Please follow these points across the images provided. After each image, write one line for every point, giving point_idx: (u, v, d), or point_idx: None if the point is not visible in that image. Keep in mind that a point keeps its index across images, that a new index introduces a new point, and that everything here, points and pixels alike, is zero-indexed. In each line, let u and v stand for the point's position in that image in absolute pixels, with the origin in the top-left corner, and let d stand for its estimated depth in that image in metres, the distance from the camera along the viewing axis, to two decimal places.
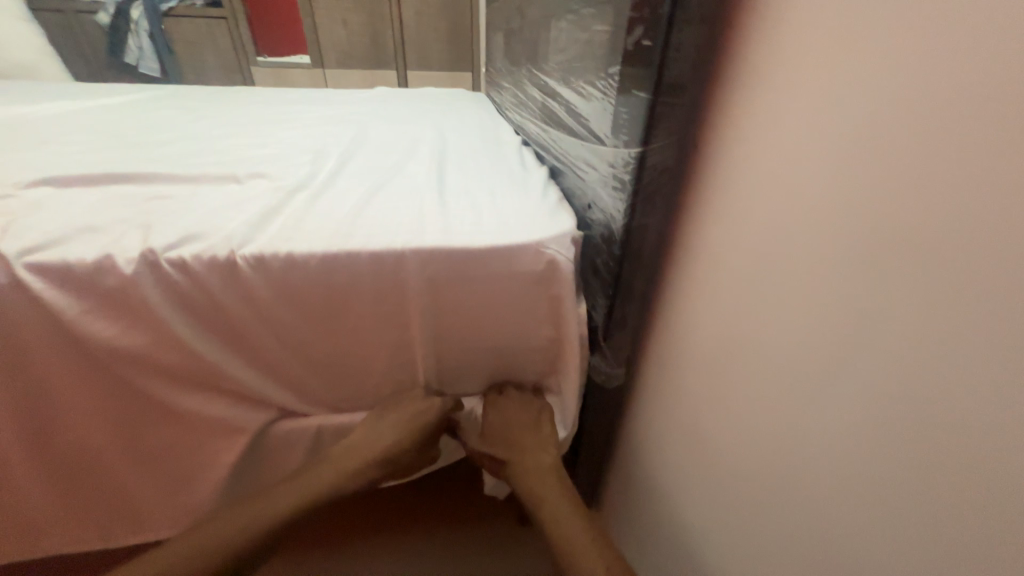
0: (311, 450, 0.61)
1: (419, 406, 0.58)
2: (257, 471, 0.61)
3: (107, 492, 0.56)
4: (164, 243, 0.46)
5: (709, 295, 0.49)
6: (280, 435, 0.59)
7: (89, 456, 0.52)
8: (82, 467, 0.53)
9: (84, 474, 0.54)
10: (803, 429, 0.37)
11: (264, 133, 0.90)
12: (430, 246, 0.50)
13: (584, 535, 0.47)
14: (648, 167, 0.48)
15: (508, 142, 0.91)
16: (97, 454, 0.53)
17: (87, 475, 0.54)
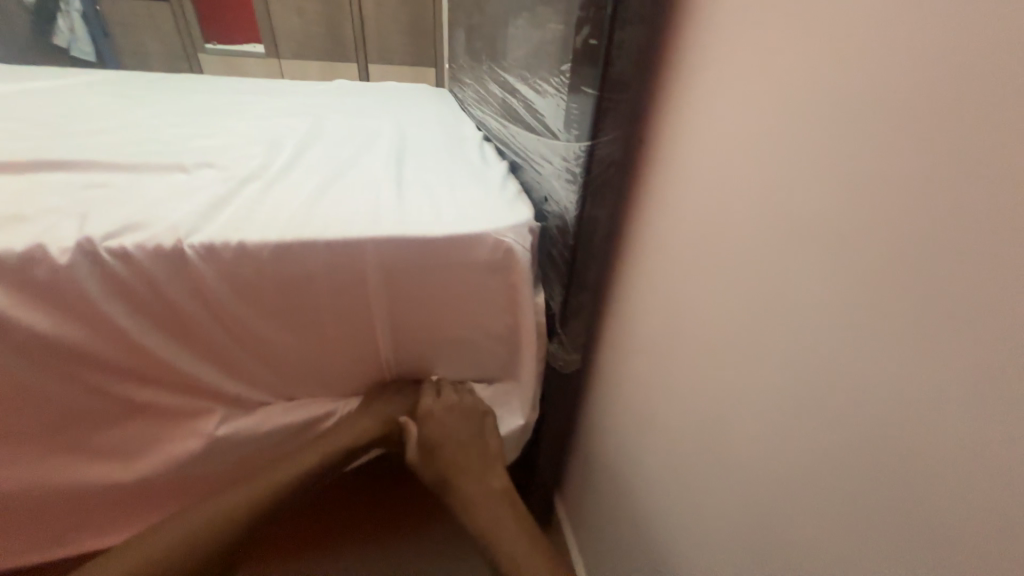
0: None
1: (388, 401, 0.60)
2: None
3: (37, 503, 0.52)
4: (104, 232, 0.44)
5: (658, 281, 0.52)
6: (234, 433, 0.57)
7: (20, 460, 0.49)
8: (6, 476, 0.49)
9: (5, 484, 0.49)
10: (743, 398, 0.41)
11: (212, 123, 0.86)
12: (389, 235, 0.51)
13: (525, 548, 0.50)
14: (598, 160, 0.51)
15: (468, 136, 0.91)
16: (28, 457, 0.49)
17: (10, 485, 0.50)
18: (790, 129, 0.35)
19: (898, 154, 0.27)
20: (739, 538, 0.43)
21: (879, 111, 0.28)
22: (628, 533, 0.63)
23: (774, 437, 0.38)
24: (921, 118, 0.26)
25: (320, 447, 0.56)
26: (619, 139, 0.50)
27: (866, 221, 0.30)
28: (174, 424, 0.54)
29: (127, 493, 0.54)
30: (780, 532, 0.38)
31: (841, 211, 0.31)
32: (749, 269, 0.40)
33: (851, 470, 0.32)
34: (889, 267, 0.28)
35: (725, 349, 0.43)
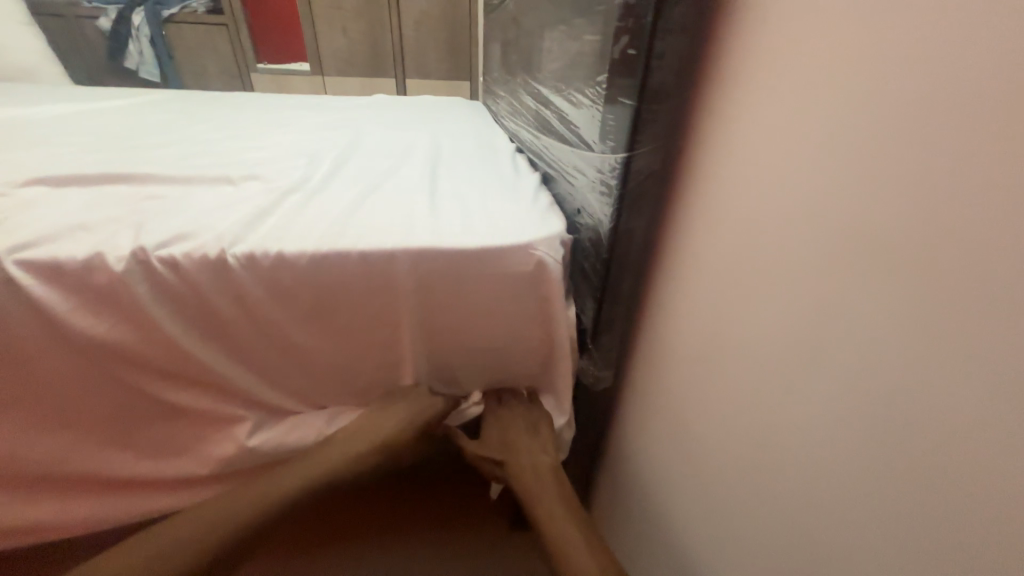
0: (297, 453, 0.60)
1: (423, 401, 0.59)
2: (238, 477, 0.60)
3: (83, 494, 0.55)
4: (155, 241, 0.47)
5: (697, 299, 0.50)
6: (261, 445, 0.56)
7: (71, 455, 0.52)
8: (55, 468, 0.52)
9: (56, 474, 0.52)
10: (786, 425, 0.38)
11: (260, 138, 0.91)
12: (420, 246, 0.51)
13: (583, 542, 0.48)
14: (634, 172, 0.49)
15: (501, 148, 0.92)
16: (80, 452, 0.52)
17: (60, 475, 0.52)
18: (840, 139, 0.32)
19: (958, 168, 0.25)
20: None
21: (934, 122, 0.26)
22: (658, 563, 0.60)
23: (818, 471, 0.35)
24: (984, 130, 0.23)
25: (321, 456, 0.54)
26: (658, 148, 0.48)
27: (922, 241, 0.27)
28: (213, 426, 0.56)
29: (165, 489, 0.56)
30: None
31: (895, 229, 0.28)
32: (794, 289, 0.37)
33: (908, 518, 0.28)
34: (951, 293, 0.25)
35: (770, 374, 0.40)
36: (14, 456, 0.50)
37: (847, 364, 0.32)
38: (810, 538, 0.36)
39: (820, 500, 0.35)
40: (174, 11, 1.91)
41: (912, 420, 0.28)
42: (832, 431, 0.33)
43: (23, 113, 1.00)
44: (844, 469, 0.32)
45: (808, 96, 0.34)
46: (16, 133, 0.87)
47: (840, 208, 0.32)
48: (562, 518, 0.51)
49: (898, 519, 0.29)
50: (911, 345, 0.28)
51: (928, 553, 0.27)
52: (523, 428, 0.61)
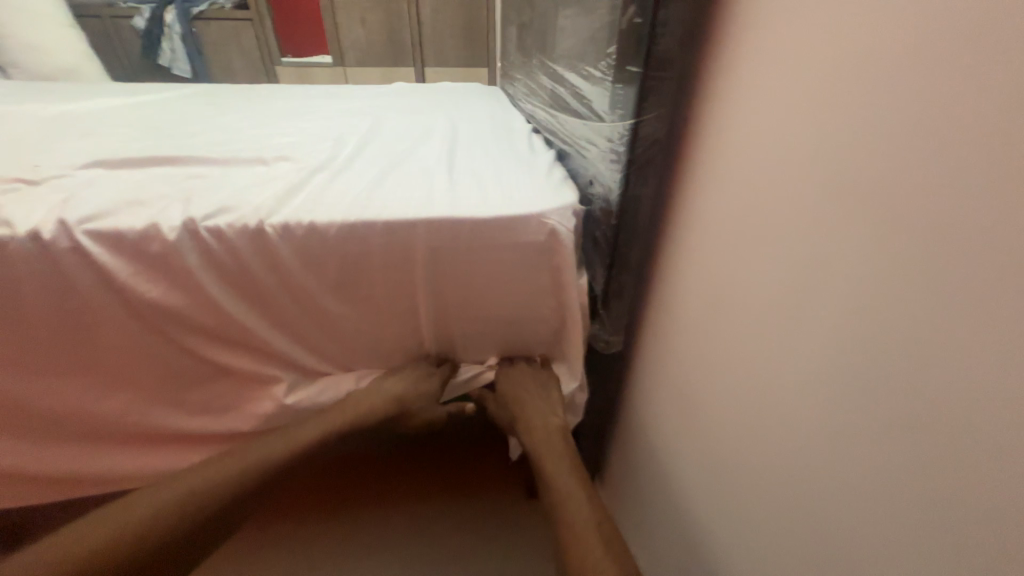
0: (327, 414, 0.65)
1: (419, 372, 0.64)
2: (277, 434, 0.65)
3: (144, 444, 0.61)
4: (202, 213, 0.52)
5: (703, 262, 0.51)
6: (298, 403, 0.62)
7: (134, 409, 0.58)
8: (121, 420, 0.59)
9: (121, 425, 0.59)
10: (786, 374, 0.40)
11: (287, 124, 0.96)
12: (439, 216, 0.54)
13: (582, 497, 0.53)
14: (642, 139, 0.51)
15: (517, 128, 0.94)
16: (143, 405, 0.58)
17: (126, 426, 0.59)
18: (837, 91, 0.33)
19: (945, 113, 0.26)
20: (780, 522, 0.42)
21: (929, 69, 0.27)
22: (669, 518, 0.63)
23: (817, 413, 0.37)
24: (971, 74, 0.25)
25: (337, 415, 0.59)
26: (664, 115, 0.50)
27: (913, 186, 0.28)
28: (254, 385, 0.61)
29: (215, 440, 0.63)
30: (830, 518, 0.36)
31: (887, 175, 0.30)
32: (791, 242, 0.39)
33: (897, 446, 0.30)
34: (938, 231, 0.27)
35: (772, 328, 0.42)
36: (88, 408, 0.57)
37: (844, 311, 0.34)
38: (811, 478, 0.38)
39: (824, 443, 0.37)
40: (203, 8, 1.98)
41: (908, 358, 0.29)
42: (832, 375, 0.35)
43: (71, 108, 1.07)
44: (846, 409, 0.34)
45: (810, 55, 0.36)
46: (68, 125, 0.94)
47: (837, 162, 0.34)
48: (560, 475, 0.56)
49: (893, 450, 0.31)
50: (905, 285, 0.29)
51: (921, 476, 0.29)
52: (534, 393, 0.65)
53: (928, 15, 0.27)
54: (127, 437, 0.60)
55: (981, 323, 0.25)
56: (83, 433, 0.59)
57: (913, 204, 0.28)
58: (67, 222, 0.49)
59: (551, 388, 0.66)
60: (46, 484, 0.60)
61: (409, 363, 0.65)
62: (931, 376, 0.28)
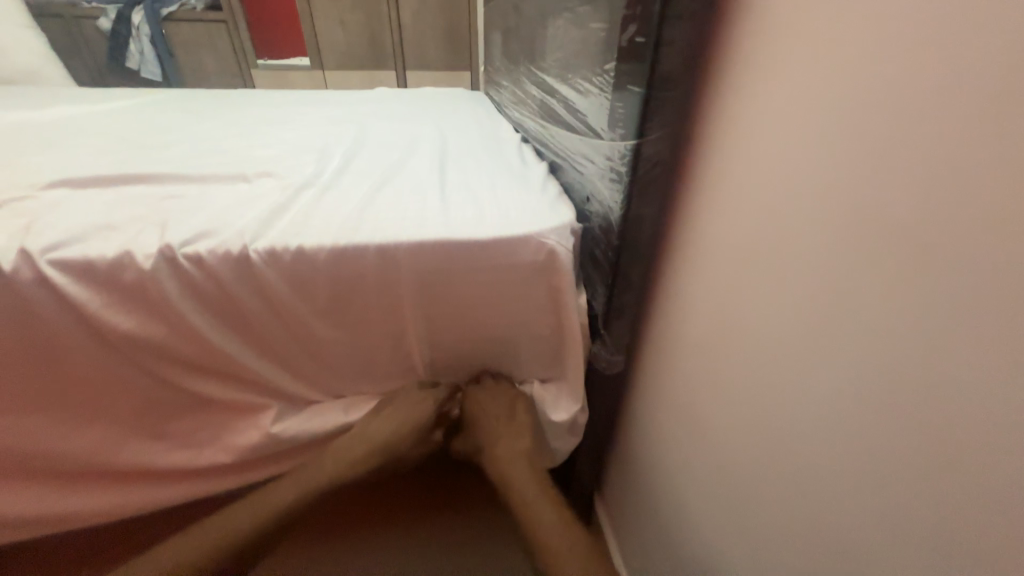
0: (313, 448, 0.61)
1: (412, 399, 0.61)
2: (259, 470, 0.61)
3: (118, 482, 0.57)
4: (180, 239, 0.48)
5: (708, 283, 0.51)
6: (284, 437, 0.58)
7: (107, 447, 0.54)
8: (93, 458, 0.54)
9: (93, 465, 0.55)
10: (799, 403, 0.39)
11: (267, 134, 0.92)
12: (432, 238, 0.52)
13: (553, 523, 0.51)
14: (643, 159, 0.49)
15: (507, 139, 0.93)
16: (115, 443, 0.54)
17: (98, 465, 0.55)
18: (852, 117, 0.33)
19: (953, 149, 0.25)
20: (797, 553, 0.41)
21: (939, 107, 0.26)
22: (674, 540, 0.61)
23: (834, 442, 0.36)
24: (981, 112, 0.24)
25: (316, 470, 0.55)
26: (667, 134, 0.49)
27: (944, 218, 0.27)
28: (239, 416, 0.58)
29: (196, 476, 0.59)
30: (838, 557, 0.35)
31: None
32: (798, 268, 0.38)
33: (910, 492, 0.29)
34: (950, 271, 0.26)
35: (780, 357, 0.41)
36: (54, 448, 0.52)
37: (855, 344, 0.33)
38: (822, 514, 0.37)
39: (832, 479, 0.35)
40: (173, 8, 1.91)
41: (921, 400, 0.28)
42: (841, 409, 0.34)
43: (33, 115, 1.01)
44: (855, 448, 0.33)
45: (813, 83, 0.35)
46: (29, 136, 0.88)
47: (843, 190, 0.33)
48: (531, 506, 0.54)
49: (903, 491, 0.30)
50: (921, 325, 0.28)
51: (936, 525, 0.28)
52: (501, 413, 0.63)
53: (937, 48, 0.26)
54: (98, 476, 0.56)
55: (999, 372, 0.24)
56: (51, 473, 0.54)
57: (925, 241, 0.27)
58: (29, 252, 0.46)
59: (516, 405, 0.63)
60: (3, 534, 0.55)
61: (402, 389, 0.62)
62: (945, 420, 0.27)
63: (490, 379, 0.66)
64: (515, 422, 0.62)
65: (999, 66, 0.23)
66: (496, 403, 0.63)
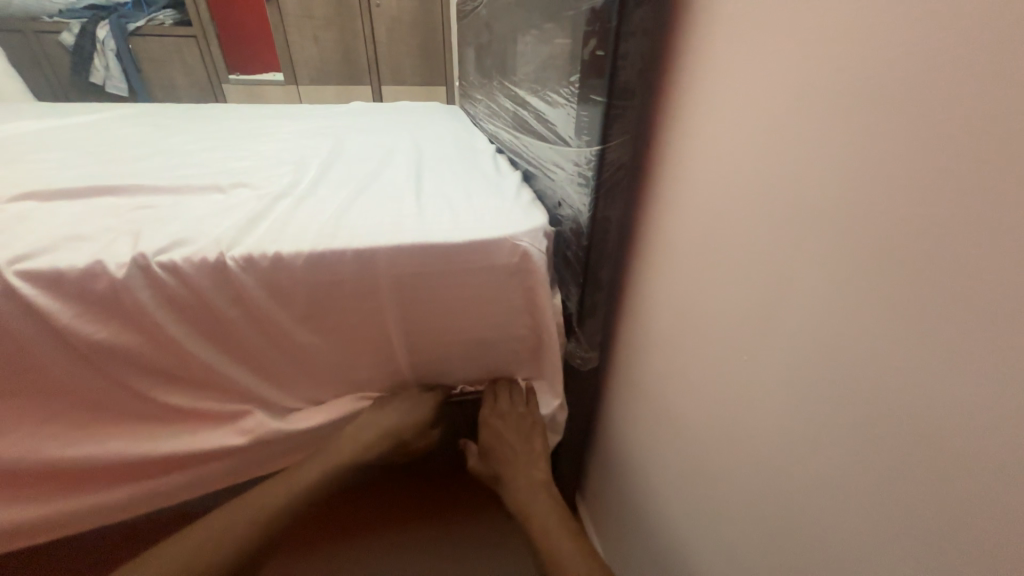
0: (293, 459, 0.61)
1: (415, 403, 0.63)
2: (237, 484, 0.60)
3: (77, 505, 0.53)
4: (154, 247, 0.48)
5: (673, 279, 0.54)
6: (264, 448, 0.58)
7: (71, 467, 0.51)
8: (59, 479, 0.52)
9: (58, 487, 0.53)
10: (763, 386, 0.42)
11: (240, 147, 0.92)
12: (410, 242, 0.54)
13: (566, 539, 0.55)
14: (608, 164, 0.53)
15: (481, 149, 0.95)
16: (78, 464, 0.51)
17: (64, 487, 0.53)
18: (790, 122, 0.36)
19: (899, 145, 0.29)
20: (763, 529, 0.44)
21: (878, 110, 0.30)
22: (652, 532, 0.64)
23: (792, 419, 0.39)
24: (916, 114, 0.28)
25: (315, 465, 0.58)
26: (628, 140, 0.52)
27: (873, 211, 0.31)
28: (213, 427, 0.56)
29: (168, 493, 0.57)
30: (812, 525, 0.38)
31: (849, 201, 0.33)
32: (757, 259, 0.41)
33: (875, 457, 0.32)
34: (901, 253, 0.29)
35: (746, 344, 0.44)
36: (11, 472, 0.49)
37: (819, 323, 0.36)
38: (795, 488, 0.40)
39: (801, 453, 0.38)
40: (141, 23, 1.88)
41: (884, 371, 0.31)
42: (809, 386, 0.37)
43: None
44: (823, 422, 0.36)
45: (765, 92, 0.39)
46: None
47: (801, 185, 0.36)
48: (547, 528, 0.57)
49: (869, 458, 0.33)
50: (879, 303, 0.31)
51: (896, 484, 0.31)
52: (519, 444, 0.66)
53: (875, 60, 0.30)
54: (57, 503, 0.52)
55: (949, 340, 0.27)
56: (3, 503, 0.50)
57: (876, 227, 0.31)
58: None
59: (533, 432, 0.66)
60: None
61: (404, 392, 0.64)
62: (902, 386, 0.30)
63: (505, 396, 0.67)
64: (532, 451, 0.66)
65: (928, 76, 0.27)
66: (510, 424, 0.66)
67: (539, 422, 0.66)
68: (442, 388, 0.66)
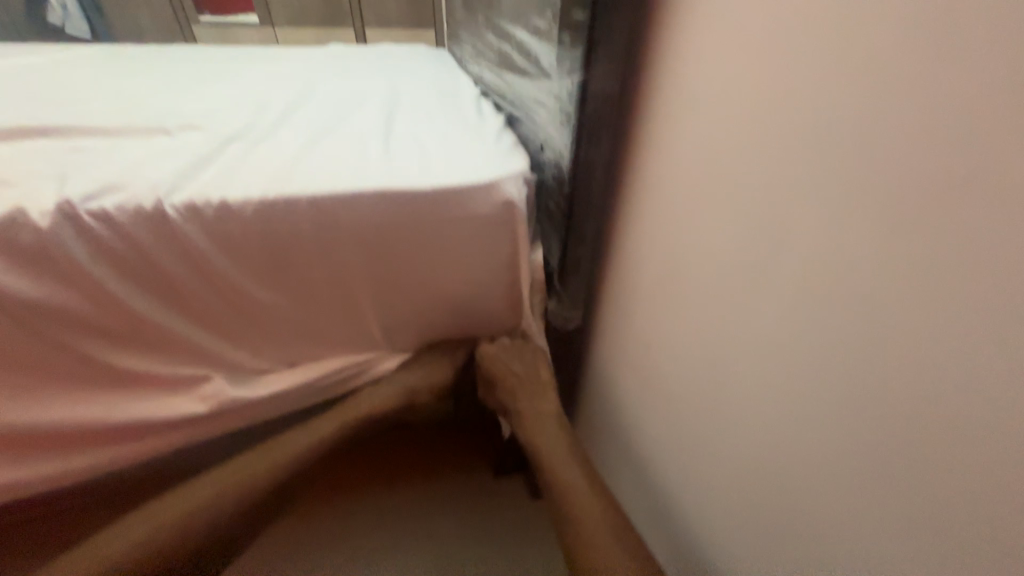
0: (264, 421, 0.58)
1: (436, 362, 0.62)
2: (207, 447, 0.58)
3: (30, 473, 0.50)
4: (81, 193, 0.43)
5: (663, 231, 0.49)
6: (231, 414, 0.55)
7: (20, 434, 0.48)
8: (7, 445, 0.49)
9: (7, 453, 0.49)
10: (761, 345, 0.38)
11: (198, 87, 0.83)
12: (373, 189, 0.48)
13: (580, 477, 0.52)
14: (591, 96, 0.46)
15: (464, 92, 0.87)
16: (28, 430, 0.48)
17: (15, 455, 0.49)
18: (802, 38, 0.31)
19: (936, 56, 0.24)
20: (751, 495, 0.42)
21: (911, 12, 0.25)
22: (636, 490, 0.64)
23: (789, 388, 0.36)
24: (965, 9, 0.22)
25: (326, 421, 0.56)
26: (614, 67, 0.46)
27: (896, 141, 0.26)
28: (174, 389, 0.53)
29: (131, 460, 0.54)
30: (813, 490, 0.36)
31: (868, 128, 0.27)
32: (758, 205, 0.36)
33: (886, 424, 0.29)
34: (934, 190, 0.25)
35: (741, 301, 0.40)
36: None
37: (825, 276, 0.32)
38: (795, 454, 0.37)
39: (804, 417, 0.35)
40: None
41: (903, 328, 0.27)
42: (811, 348, 0.34)
43: None
44: (825, 384, 0.33)
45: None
46: None
47: (807, 114, 0.31)
48: (559, 466, 0.53)
49: (881, 427, 0.30)
50: (901, 251, 0.27)
51: (914, 453, 0.28)
52: (527, 385, 0.61)
53: None
54: (11, 470, 0.49)
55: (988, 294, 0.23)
56: None
57: (900, 161, 0.26)
58: None
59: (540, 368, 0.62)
60: None
61: (430, 351, 0.63)
62: (924, 347, 0.26)
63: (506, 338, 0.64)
64: (541, 384, 0.61)
65: None
66: (518, 362, 0.62)
67: (542, 353, 0.63)
68: (465, 346, 0.64)
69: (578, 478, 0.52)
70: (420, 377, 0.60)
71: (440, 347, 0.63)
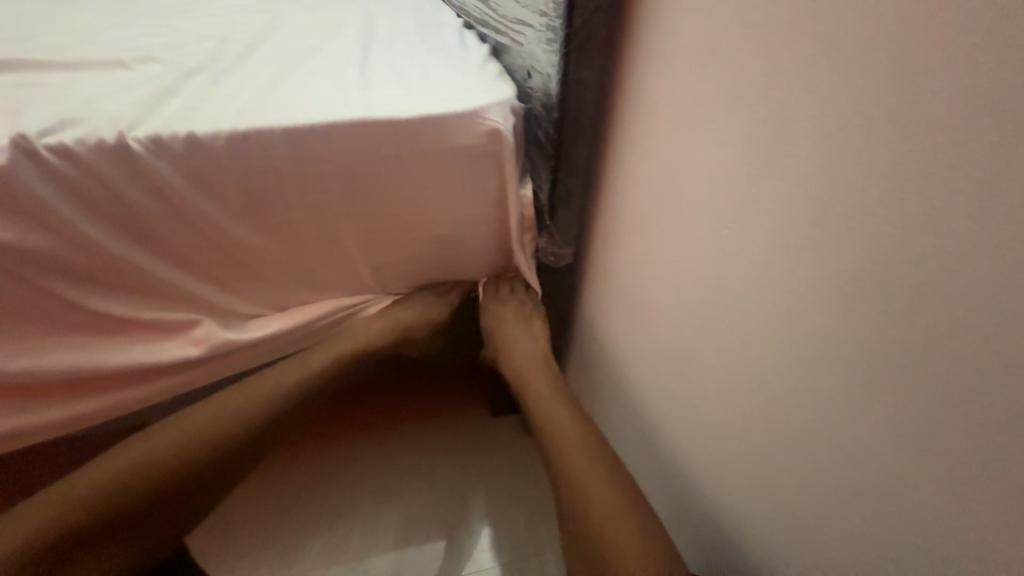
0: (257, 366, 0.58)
1: (428, 300, 0.61)
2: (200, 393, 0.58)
3: (25, 421, 0.50)
4: (38, 127, 0.41)
5: (655, 154, 0.49)
6: (223, 358, 0.55)
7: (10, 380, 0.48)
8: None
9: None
10: (760, 266, 0.39)
11: (153, 17, 0.76)
12: (350, 118, 0.46)
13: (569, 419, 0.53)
14: (580, 5, 0.45)
15: (444, 21, 0.81)
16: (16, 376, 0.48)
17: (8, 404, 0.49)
18: None
19: None
20: (740, 416, 0.43)
21: None
22: (623, 425, 0.66)
23: (785, 304, 0.37)
24: None
25: (320, 356, 0.56)
26: None
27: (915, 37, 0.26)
28: (160, 334, 0.52)
29: (125, 407, 0.54)
30: (807, 406, 0.36)
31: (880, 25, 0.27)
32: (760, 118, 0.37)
33: (885, 333, 0.29)
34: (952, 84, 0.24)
35: (740, 220, 0.40)
36: None
37: (836, 186, 0.31)
38: (790, 370, 0.38)
39: (801, 333, 0.36)
40: None
41: (910, 234, 0.27)
42: (814, 261, 0.34)
43: None
44: (829, 297, 0.33)
45: None
46: None
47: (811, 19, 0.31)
48: (548, 410, 0.54)
49: (882, 337, 0.30)
50: (915, 154, 0.26)
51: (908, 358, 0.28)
52: (521, 335, 0.61)
53: None
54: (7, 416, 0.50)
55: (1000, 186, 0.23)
56: None
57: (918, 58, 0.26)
58: None
59: (532, 318, 0.63)
60: None
61: (426, 291, 0.62)
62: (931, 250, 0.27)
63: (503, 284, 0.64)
64: (533, 334, 0.62)
65: None
66: (512, 312, 0.62)
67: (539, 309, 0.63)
68: (459, 286, 0.64)
69: (568, 421, 0.53)
70: (415, 311, 0.60)
71: (436, 287, 0.62)
